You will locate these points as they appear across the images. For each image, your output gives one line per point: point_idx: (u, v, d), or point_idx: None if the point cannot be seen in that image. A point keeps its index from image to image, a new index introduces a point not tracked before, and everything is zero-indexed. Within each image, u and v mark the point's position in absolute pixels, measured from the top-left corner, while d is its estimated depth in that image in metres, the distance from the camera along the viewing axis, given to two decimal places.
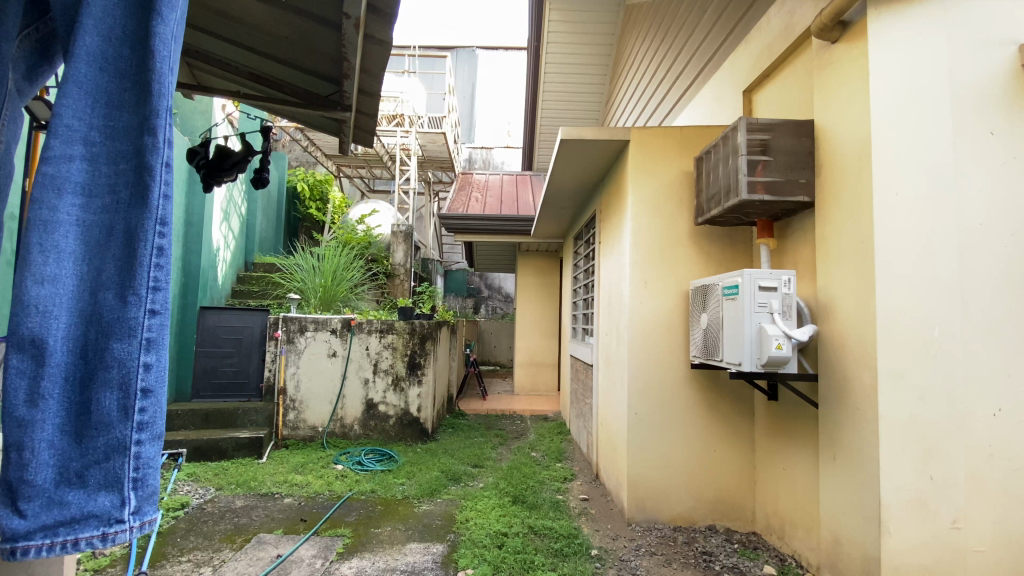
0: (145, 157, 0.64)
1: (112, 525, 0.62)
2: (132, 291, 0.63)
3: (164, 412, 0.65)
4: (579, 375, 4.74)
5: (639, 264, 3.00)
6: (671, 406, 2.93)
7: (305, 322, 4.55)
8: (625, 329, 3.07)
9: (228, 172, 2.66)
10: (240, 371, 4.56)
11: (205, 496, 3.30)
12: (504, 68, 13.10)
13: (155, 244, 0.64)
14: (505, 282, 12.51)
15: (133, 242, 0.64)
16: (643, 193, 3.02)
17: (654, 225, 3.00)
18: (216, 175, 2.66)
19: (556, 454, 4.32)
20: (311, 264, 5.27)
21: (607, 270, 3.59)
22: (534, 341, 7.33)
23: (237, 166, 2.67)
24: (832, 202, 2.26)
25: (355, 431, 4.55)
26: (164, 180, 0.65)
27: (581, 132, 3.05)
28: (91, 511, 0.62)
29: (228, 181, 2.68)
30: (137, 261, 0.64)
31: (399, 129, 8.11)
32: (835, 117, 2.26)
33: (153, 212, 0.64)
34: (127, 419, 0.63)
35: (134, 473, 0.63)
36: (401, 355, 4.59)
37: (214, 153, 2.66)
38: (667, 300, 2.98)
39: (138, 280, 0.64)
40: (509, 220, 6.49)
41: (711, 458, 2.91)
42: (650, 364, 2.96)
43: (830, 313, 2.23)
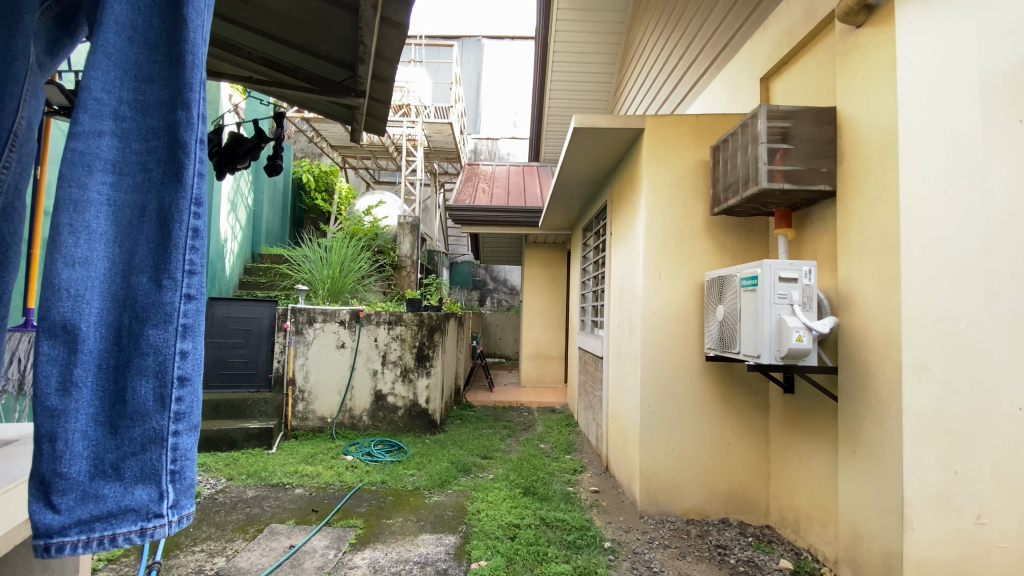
0: (179, 133, 0.62)
1: (150, 520, 0.61)
2: (167, 274, 0.61)
3: (202, 403, 0.62)
4: (588, 367, 4.72)
5: (653, 255, 2.96)
6: (685, 398, 2.90)
7: (313, 313, 4.54)
8: (638, 321, 3.04)
9: (242, 159, 2.64)
10: (250, 361, 4.52)
11: (216, 487, 3.31)
12: (510, 57, 12.96)
13: (190, 226, 0.62)
14: (510, 274, 12.48)
15: (166, 224, 0.61)
16: (658, 183, 2.98)
17: (669, 216, 2.96)
18: (229, 162, 2.64)
19: (565, 445, 4.31)
20: (319, 255, 5.25)
21: (619, 262, 3.55)
22: (540, 333, 7.31)
23: (251, 153, 2.65)
24: (855, 191, 2.21)
25: (364, 422, 4.55)
26: (198, 158, 0.62)
27: (594, 121, 3.01)
28: (128, 505, 0.60)
29: (243, 168, 2.66)
30: (171, 244, 0.61)
31: (405, 119, 8.05)
32: (859, 104, 2.20)
33: (188, 192, 0.62)
34: (163, 409, 0.61)
35: (171, 465, 0.62)
36: (409, 347, 4.58)
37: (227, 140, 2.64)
38: (682, 291, 2.94)
39: (173, 263, 0.61)
40: (516, 211, 6.45)
41: (726, 451, 2.89)
42: (664, 356, 2.93)
43: (852, 305, 2.20)
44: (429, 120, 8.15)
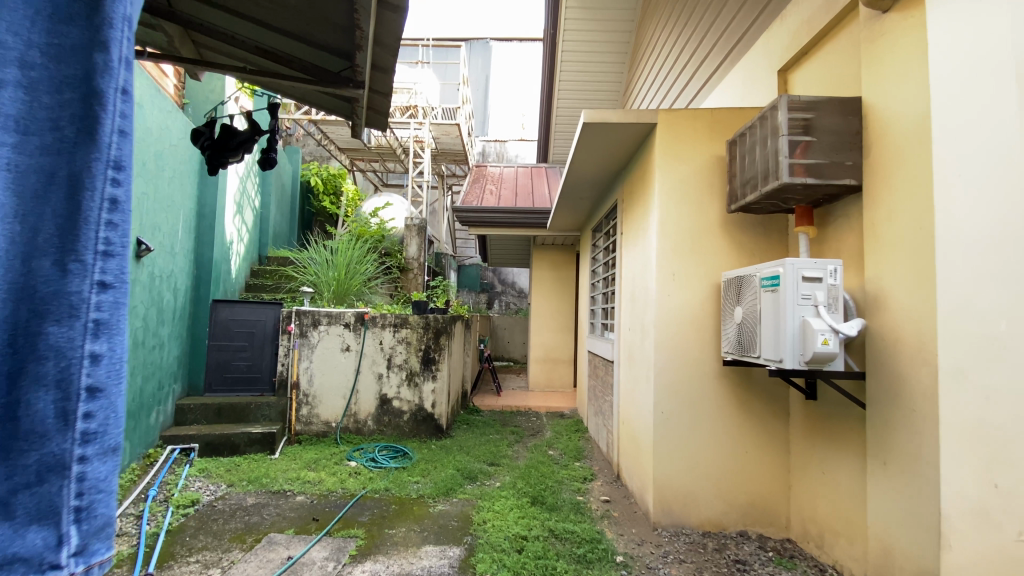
0: (96, 81, 0.57)
1: (45, 570, 0.52)
2: (74, 257, 0.55)
3: (120, 414, 0.57)
4: (598, 371, 4.59)
5: (666, 255, 2.84)
6: (701, 405, 2.77)
7: (318, 316, 4.46)
8: (651, 324, 2.92)
9: (234, 152, 2.65)
10: (254, 364, 4.45)
11: (216, 493, 3.23)
12: (518, 59, 12.89)
13: (106, 195, 0.57)
14: (519, 277, 12.35)
15: (78, 195, 0.56)
16: (671, 179, 2.86)
17: (683, 214, 2.84)
18: (221, 155, 2.63)
19: (574, 452, 4.18)
20: (325, 257, 5.17)
21: (631, 262, 3.43)
22: (549, 336, 7.19)
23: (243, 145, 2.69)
24: (883, 186, 2.08)
25: (369, 427, 4.46)
26: (117, 112, 0.58)
27: (605, 116, 2.89)
28: (16, 554, 0.51)
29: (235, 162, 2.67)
30: (80, 221, 0.56)
31: (412, 120, 8.00)
32: (887, 92, 2.07)
33: (104, 153, 0.57)
34: (67, 426, 0.54)
35: (75, 500, 0.55)
36: (415, 350, 4.48)
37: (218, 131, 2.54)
38: (697, 292, 2.81)
39: (82, 244, 0.55)
40: (525, 212, 6.35)
41: (744, 460, 2.76)
42: (678, 360, 2.80)
43: (881, 306, 2.06)
44: (436, 121, 8.08)
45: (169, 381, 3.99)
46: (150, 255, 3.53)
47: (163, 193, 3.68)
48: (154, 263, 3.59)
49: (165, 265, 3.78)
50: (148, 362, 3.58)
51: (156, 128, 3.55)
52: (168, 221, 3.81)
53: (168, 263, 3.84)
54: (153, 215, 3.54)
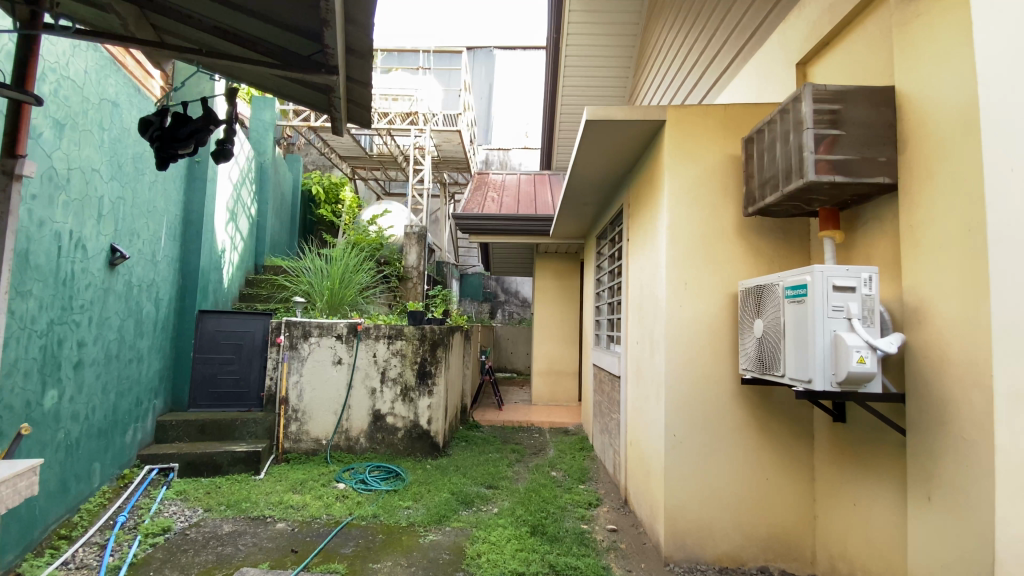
0: None
1: None
2: None
3: None
4: (604, 387, 4.34)
5: (676, 262, 2.61)
6: (716, 427, 2.52)
7: (309, 327, 4.24)
8: (660, 337, 2.68)
9: (184, 144, 2.17)
10: (241, 378, 4.24)
11: (190, 520, 3.01)
12: (522, 68, 12.78)
13: None
14: (522, 286, 12.15)
15: None
16: (682, 181, 2.64)
17: (694, 218, 2.62)
18: (170, 148, 2.18)
19: (578, 473, 3.92)
20: (319, 266, 4.97)
21: (638, 271, 3.20)
22: (553, 348, 6.95)
23: (197, 137, 2.20)
24: (921, 183, 1.84)
25: (361, 445, 4.22)
26: None
27: (610, 112, 2.68)
28: None
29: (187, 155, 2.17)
30: None
31: (412, 128, 7.77)
32: (925, 79, 1.84)
33: None
34: None
35: None
36: (411, 363, 4.26)
37: (171, 121, 2.19)
38: (711, 303, 2.57)
39: None
40: (527, 219, 6.15)
41: (765, 488, 2.51)
42: (691, 378, 2.55)
43: (921, 319, 1.82)
44: (437, 128, 7.89)
45: (149, 396, 3.78)
46: (128, 261, 3.34)
47: (143, 197, 3.52)
48: (131, 271, 3.41)
49: (146, 273, 3.60)
50: (124, 376, 3.38)
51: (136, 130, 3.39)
52: (150, 227, 3.64)
53: (149, 271, 3.66)
54: (131, 220, 3.36)
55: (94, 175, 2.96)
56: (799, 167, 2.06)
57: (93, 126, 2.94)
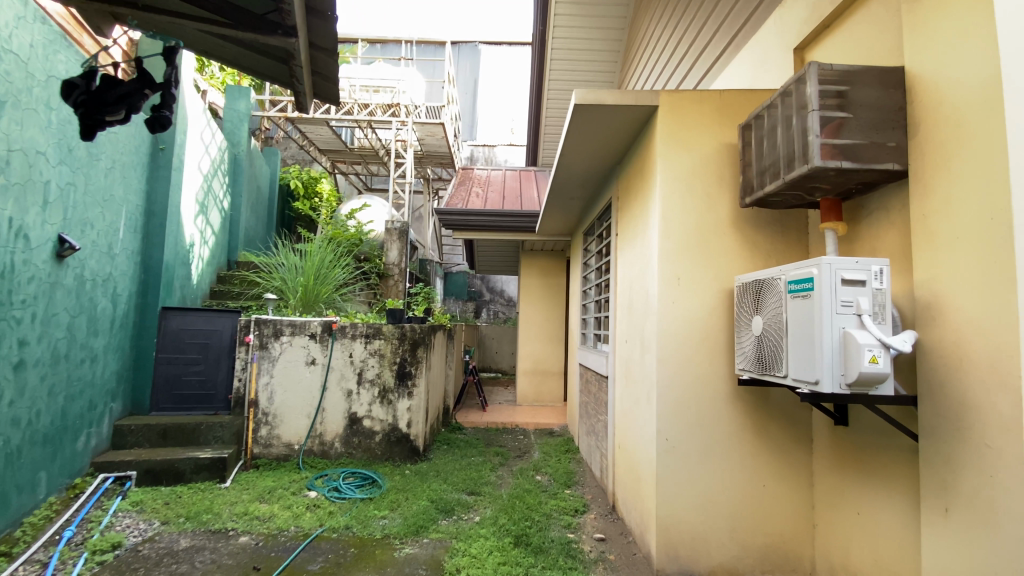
0: None
1: None
2: None
3: None
4: (590, 387, 4.19)
5: (669, 256, 2.45)
6: (711, 430, 2.38)
7: (280, 326, 4.01)
8: (650, 336, 2.52)
9: (114, 109, 1.81)
10: (208, 380, 3.99)
11: (144, 535, 2.77)
12: (508, 63, 12.58)
13: None
14: (507, 285, 12.06)
15: None
16: (675, 170, 2.49)
17: (688, 210, 2.47)
18: (98, 114, 1.81)
19: (564, 477, 3.76)
20: (293, 261, 4.73)
21: (627, 266, 3.04)
22: (538, 348, 6.78)
23: (131, 102, 1.84)
24: (934, 170, 1.71)
25: (336, 450, 4.01)
26: None
27: (600, 96, 2.51)
28: None
29: (118, 123, 1.81)
30: None
31: (394, 119, 7.47)
32: (940, 56, 1.70)
33: None
34: None
35: None
36: (389, 364, 4.06)
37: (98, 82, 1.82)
38: (706, 300, 2.42)
39: None
40: (512, 215, 5.97)
41: (761, 495, 2.38)
42: (685, 379, 2.40)
43: (936, 315, 1.68)
44: (419, 120, 7.64)
45: (105, 399, 3.50)
46: (78, 253, 3.08)
47: (98, 185, 3.25)
48: (83, 264, 3.14)
49: (101, 267, 3.33)
50: (74, 378, 3.11)
51: None
52: (106, 217, 3.37)
53: (105, 265, 3.39)
54: (82, 210, 3.10)
55: (39, 158, 2.71)
56: (802, 153, 1.92)
57: (39, 105, 2.69)
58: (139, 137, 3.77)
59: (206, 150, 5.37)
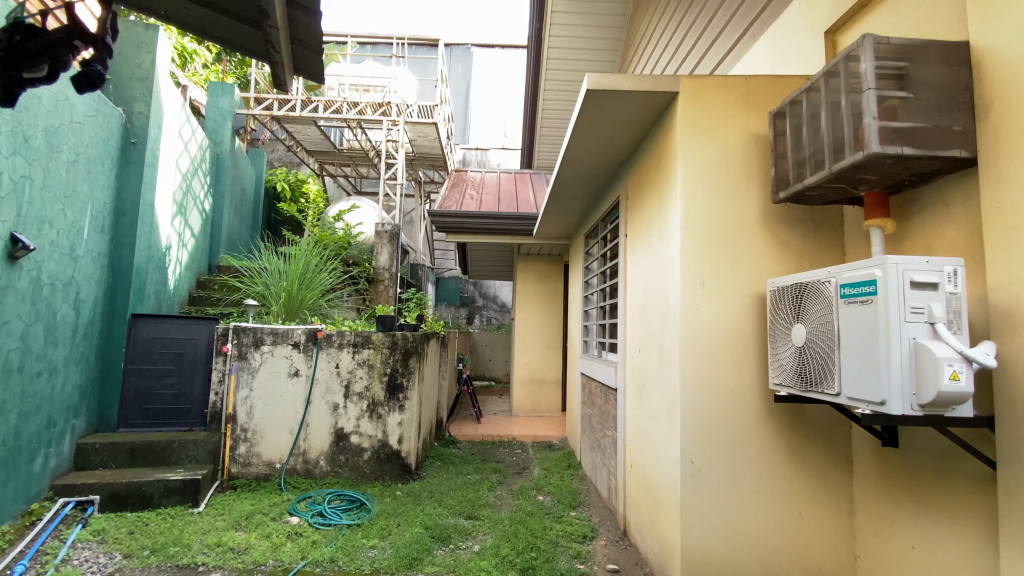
0: None
1: None
2: None
3: None
4: (595, 399, 3.94)
5: (693, 258, 2.21)
6: (741, 452, 2.13)
7: (261, 334, 3.72)
8: (671, 346, 2.27)
9: (36, 66, 1.41)
10: (182, 393, 3.66)
11: (103, 570, 2.44)
12: (500, 66, 12.38)
13: None
14: (501, 290, 11.71)
15: None
16: (699, 162, 2.25)
17: (714, 206, 2.23)
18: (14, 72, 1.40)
19: (569, 498, 3.49)
20: (276, 265, 4.43)
21: (640, 270, 2.80)
22: (535, 356, 6.52)
23: (57, 54, 1.43)
24: (1012, 155, 1.49)
25: (321, 469, 3.70)
26: None
27: (615, 81, 2.27)
28: None
29: (44, 85, 1.45)
30: None
31: (385, 118, 7.07)
32: (1016, 25, 1.49)
33: None
34: None
35: None
36: (379, 375, 3.78)
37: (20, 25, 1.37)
38: (733, 305, 2.18)
39: None
40: (508, 217, 5.72)
41: (796, 525, 2.13)
42: (712, 394, 2.15)
43: (1018, 322, 1.46)
44: (411, 119, 7.23)
45: (67, 416, 3.16)
46: (33, 254, 2.76)
47: (59, 179, 2.95)
48: (40, 266, 2.82)
49: (61, 270, 3.01)
50: (30, 393, 2.78)
51: (51, 98, 2.83)
52: (69, 215, 3.06)
53: (67, 268, 3.07)
54: (39, 205, 2.79)
55: None
56: (855, 138, 1.70)
57: None
58: (108, 129, 3.48)
59: (185, 147, 5.06)
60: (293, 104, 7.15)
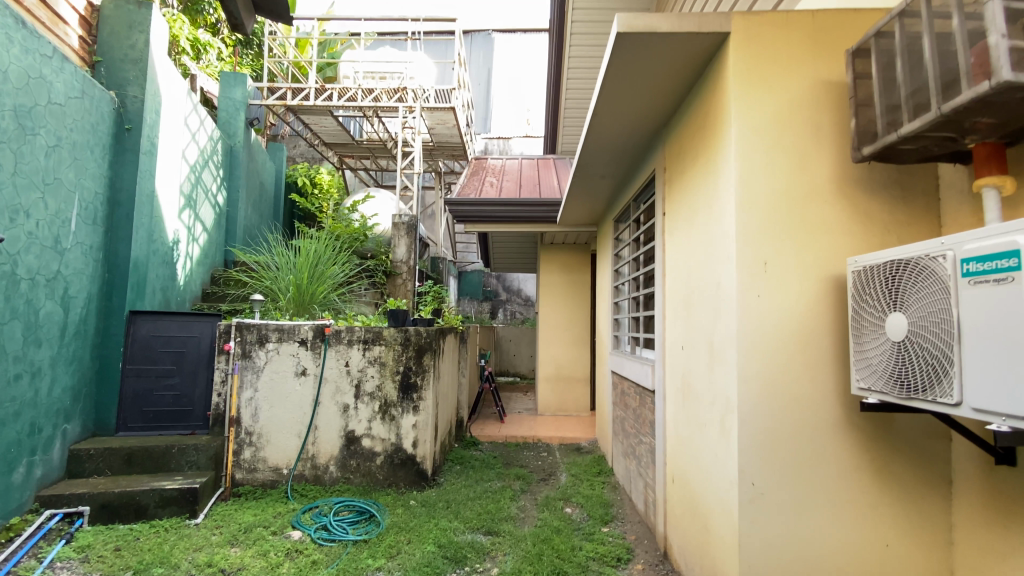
0: None
1: None
2: None
3: None
4: (628, 401, 3.56)
5: (752, 235, 1.81)
6: (813, 472, 1.74)
7: (266, 331, 3.45)
8: (724, 343, 1.88)
9: None
10: (184, 395, 3.47)
11: None
12: (522, 51, 11.93)
13: None
14: (525, 283, 11.36)
15: None
16: (756, 118, 1.85)
17: (775, 172, 1.83)
18: None
19: (600, 511, 3.13)
20: (284, 257, 4.17)
21: (682, 254, 2.40)
22: (561, 352, 6.15)
23: None
24: None
25: (331, 475, 3.44)
26: None
27: (650, 21, 1.89)
28: None
29: None
30: None
31: (400, 104, 6.67)
32: None
33: None
34: None
35: None
36: (391, 374, 3.49)
37: None
38: (801, 290, 1.78)
39: None
40: (530, 204, 5.37)
41: (886, 561, 1.72)
42: (776, 400, 1.76)
43: None
44: (428, 105, 6.91)
45: (55, 420, 2.99)
46: (5, 246, 2.60)
47: (37, 166, 2.83)
48: (16, 259, 2.66)
49: (44, 263, 2.85)
50: (7, 397, 2.60)
51: (19, 74, 2.70)
52: (51, 204, 2.93)
53: (51, 261, 2.92)
54: (11, 193, 2.64)
55: None
56: (977, 66, 1.28)
57: None
58: (97, 114, 3.41)
59: (193, 137, 4.87)
60: (306, 92, 6.85)
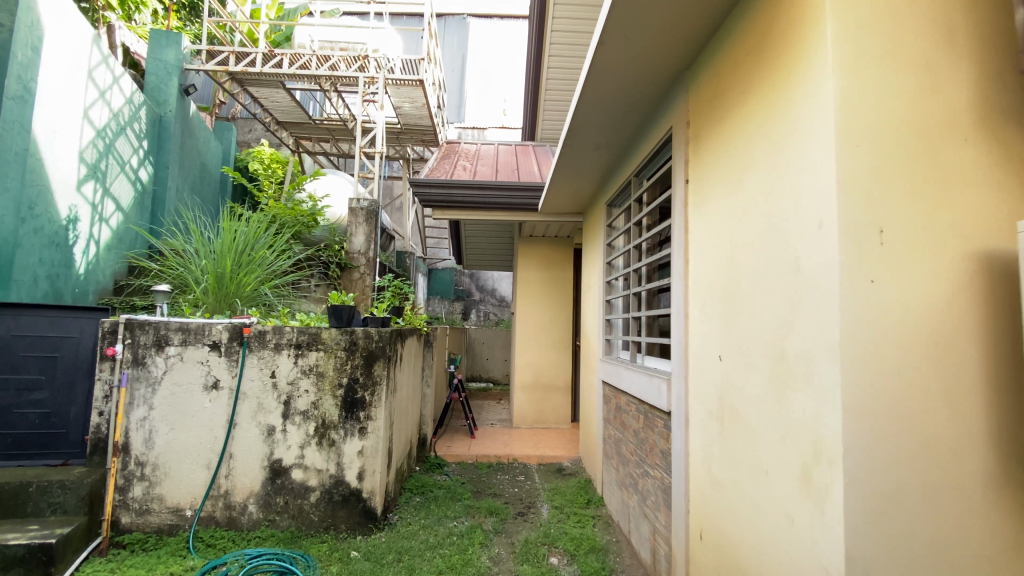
0: None
1: None
2: None
3: None
4: (626, 419, 2.92)
5: (864, 191, 1.16)
6: (956, 558, 1.12)
7: (165, 330, 2.67)
8: (810, 356, 1.22)
9: None
10: (54, 413, 2.65)
11: None
12: (500, 38, 11.28)
13: None
14: (500, 282, 10.70)
15: None
16: (861, 15, 1.21)
17: (890, 98, 1.20)
18: None
19: (595, 562, 2.47)
20: (202, 240, 3.37)
21: (721, 229, 1.75)
22: (540, 357, 5.48)
23: None
24: None
25: (250, 517, 2.67)
26: None
27: None
28: None
29: None
30: None
31: (361, 73, 5.86)
32: None
33: None
34: None
35: None
36: (331, 388, 2.74)
37: None
38: (936, 276, 1.16)
39: None
40: (507, 187, 4.68)
41: None
42: (901, 448, 1.12)
43: None
44: (394, 78, 6.14)
45: None
46: None
47: None
48: None
49: None
50: None
51: None
52: None
53: None
54: None
55: None
56: None
57: None
58: None
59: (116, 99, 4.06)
60: (253, 58, 5.97)
